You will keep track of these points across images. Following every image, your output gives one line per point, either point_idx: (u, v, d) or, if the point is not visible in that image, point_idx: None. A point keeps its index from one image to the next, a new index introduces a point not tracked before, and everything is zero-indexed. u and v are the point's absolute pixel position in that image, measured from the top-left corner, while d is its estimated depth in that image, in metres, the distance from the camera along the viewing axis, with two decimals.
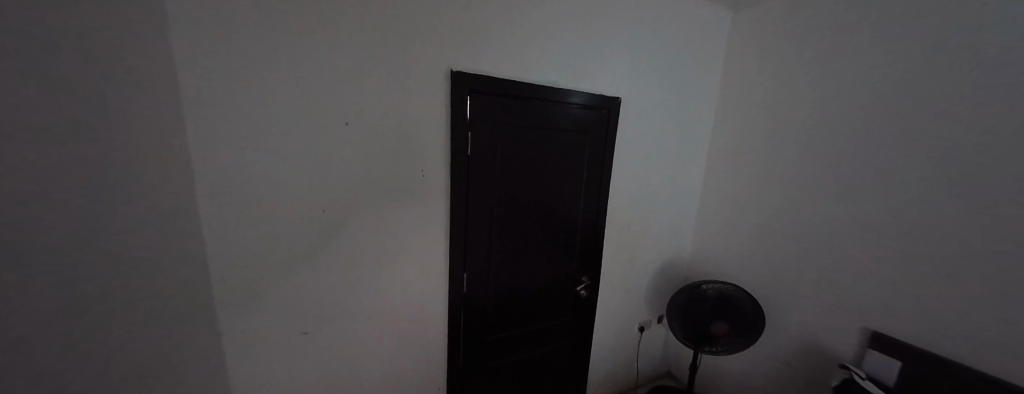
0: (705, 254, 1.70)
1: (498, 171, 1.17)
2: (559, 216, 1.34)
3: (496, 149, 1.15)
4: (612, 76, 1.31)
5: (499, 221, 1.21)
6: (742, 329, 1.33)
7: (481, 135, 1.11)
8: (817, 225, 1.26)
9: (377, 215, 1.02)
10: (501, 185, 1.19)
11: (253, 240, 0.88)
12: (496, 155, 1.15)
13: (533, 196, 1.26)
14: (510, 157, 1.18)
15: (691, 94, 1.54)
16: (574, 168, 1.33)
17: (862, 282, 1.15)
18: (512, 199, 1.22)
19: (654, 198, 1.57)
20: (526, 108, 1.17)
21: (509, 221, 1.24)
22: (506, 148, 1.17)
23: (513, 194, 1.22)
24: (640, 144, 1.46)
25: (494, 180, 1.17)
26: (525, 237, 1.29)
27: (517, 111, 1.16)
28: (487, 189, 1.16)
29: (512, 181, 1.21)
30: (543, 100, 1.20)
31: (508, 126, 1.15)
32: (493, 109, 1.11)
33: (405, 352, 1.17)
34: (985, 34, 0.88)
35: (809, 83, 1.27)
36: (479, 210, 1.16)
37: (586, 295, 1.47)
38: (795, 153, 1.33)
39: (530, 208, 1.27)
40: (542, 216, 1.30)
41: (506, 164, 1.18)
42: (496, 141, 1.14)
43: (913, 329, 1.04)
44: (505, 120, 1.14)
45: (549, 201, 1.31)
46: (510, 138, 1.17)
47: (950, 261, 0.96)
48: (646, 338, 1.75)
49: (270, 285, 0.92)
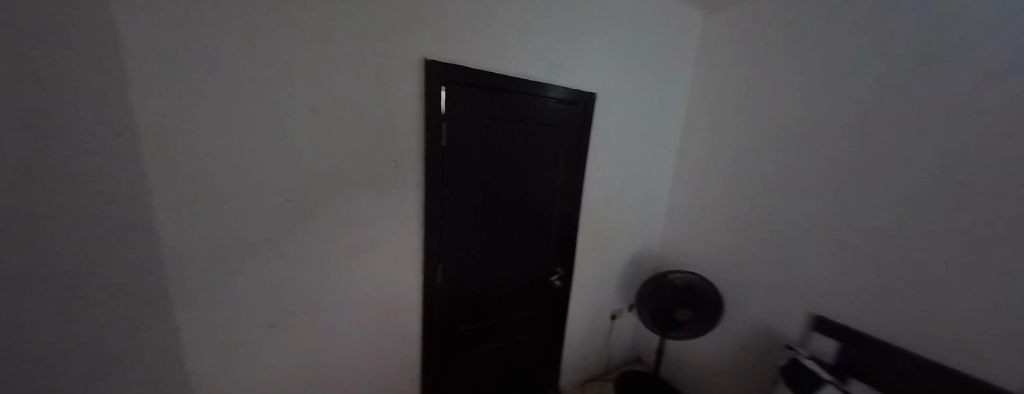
0: (673, 246, 1.79)
1: (475, 163, 1.17)
2: (534, 208, 1.37)
3: (473, 141, 1.15)
4: (591, 74, 1.34)
5: (476, 212, 1.22)
6: (703, 315, 1.42)
7: (458, 127, 1.10)
8: (774, 216, 1.39)
9: (349, 205, 1.00)
10: (477, 177, 1.19)
11: (216, 230, 0.84)
12: (473, 146, 1.15)
13: (509, 189, 1.28)
14: (487, 150, 1.19)
15: (664, 93, 1.60)
16: (550, 162, 1.35)
17: (811, 269, 1.27)
18: (488, 192, 1.23)
19: (627, 192, 1.64)
20: (504, 100, 1.18)
21: (486, 213, 1.25)
22: (483, 139, 1.17)
23: (490, 186, 1.23)
24: (614, 140, 1.50)
25: (471, 171, 1.17)
26: (501, 229, 1.31)
27: (493, 103, 1.16)
28: (463, 181, 1.16)
29: (488, 173, 1.21)
30: (521, 93, 1.21)
31: (486, 118, 1.16)
32: (470, 100, 1.11)
33: (380, 343, 1.17)
34: (930, 47, 0.99)
35: (771, 85, 1.38)
36: (455, 202, 1.17)
37: (561, 285, 1.52)
38: (758, 152, 1.42)
39: (507, 200, 1.29)
40: (518, 208, 1.32)
41: (483, 156, 1.19)
42: (473, 132, 1.14)
43: (851, 313, 1.17)
44: (482, 112, 1.14)
45: (525, 194, 1.33)
46: (487, 130, 1.17)
47: (894, 251, 1.07)
48: (617, 326, 1.83)
49: (234, 279, 0.89)
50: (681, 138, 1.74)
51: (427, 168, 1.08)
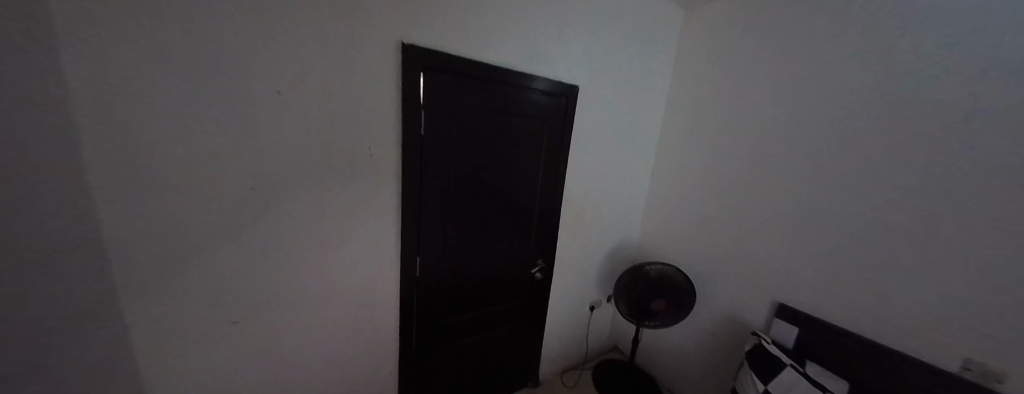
0: (650, 238, 1.84)
1: (455, 153, 1.14)
2: (515, 201, 1.36)
3: (453, 130, 1.12)
4: (585, 69, 1.38)
5: (455, 204, 1.20)
6: (677, 304, 1.47)
7: (437, 115, 1.07)
8: (744, 207, 1.47)
9: (320, 195, 0.95)
10: (457, 168, 1.16)
11: (174, 219, 0.77)
12: (453, 136, 1.12)
13: (489, 180, 1.26)
14: (467, 140, 1.16)
15: (644, 89, 1.63)
16: (531, 153, 1.35)
17: (775, 258, 1.36)
18: (468, 183, 1.21)
19: (609, 185, 1.67)
20: (486, 89, 1.15)
21: (466, 205, 1.23)
22: (463, 129, 1.14)
23: (470, 177, 1.21)
24: (596, 133, 1.52)
25: (450, 161, 1.14)
26: (481, 221, 1.29)
27: (474, 92, 1.13)
28: (442, 171, 1.13)
29: (468, 164, 1.19)
30: (503, 83, 1.19)
31: (468, 108, 1.13)
32: (450, 88, 1.07)
33: (354, 337, 1.14)
34: (885, 54, 1.10)
35: (745, 82, 1.46)
36: (434, 193, 1.14)
37: (541, 278, 1.52)
38: (734, 148, 1.51)
39: (487, 192, 1.27)
40: (498, 200, 1.31)
41: (463, 146, 1.16)
42: (453, 122, 1.11)
43: (809, 300, 1.25)
44: (463, 100, 1.11)
45: (506, 186, 1.31)
46: (467, 119, 1.14)
47: (856, 242, 1.16)
48: (596, 316, 1.87)
49: (190, 273, 0.82)
50: (661, 133, 1.79)
51: (404, 157, 1.04)
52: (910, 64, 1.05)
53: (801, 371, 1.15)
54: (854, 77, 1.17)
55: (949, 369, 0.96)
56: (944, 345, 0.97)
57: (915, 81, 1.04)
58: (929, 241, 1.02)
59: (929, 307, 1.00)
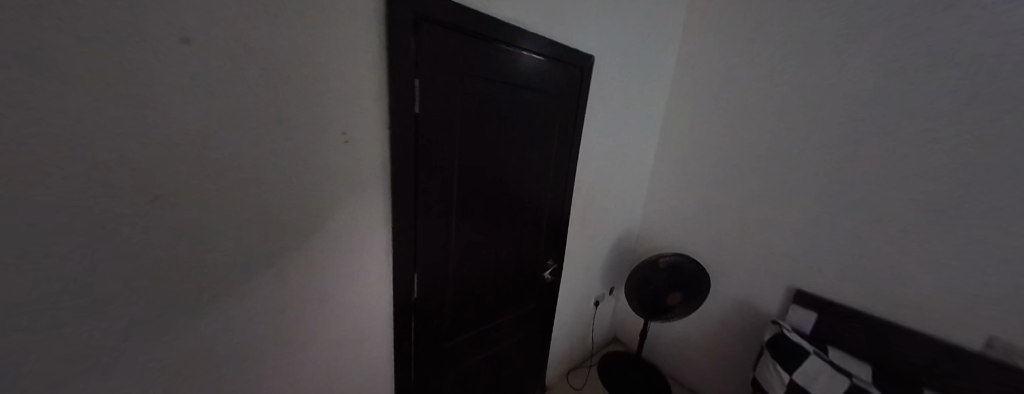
0: (653, 226, 1.74)
1: (458, 140, 0.89)
2: (525, 195, 1.15)
3: (456, 109, 0.86)
4: (592, 34, 1.16)
5: (458, 204, 0.96)
6: (690, 296, 1.39)
7: (437, 89, 0.80)
8: (758, 194, 1.36)
9: (275, 203, 0.65)
10: (460, 159, 0.91)
11: (14, 257, 0.46)
12: (456, 118, 0.87)
13: (497, 172, 1.03)
14: (473, 122, 0.91)
15: (649, 62, 1.45)
16: (543, 138, 1.13)
17: (789, 246, 1.29)
18: (473, 177, 0.97)
19: (612, 172, 1.51)
20: (493, 56, 0.90)
21: (471, 204, 0.99)
22: (467, 108, 0.88)
23: (476, 170, 0.96)
24: (603, 114, 1.33)
25: (453, 151, 0.89)
26: (487, 222, 1.07)
27: (480, 57, 0.87)
28: (444, 164, 0.87)
29: (474, 153, 0.94)
30: (512, 48, 0.94)
31: (472, 80, 0.88)
32: (451, 52, 0.81)
33: (335, 383, 0.88)
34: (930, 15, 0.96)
35: (761, 54, 1.30)
36: (433, 192, 0.88)
37: (551, 280, 1.36)
38: (743, 129, 1.38)
39: (495, 186, 1.04)
40: (507, 196, 1.09)
41: (467, 130, 0.90)
42: (455, 98, 0.85)
43: (827, 286, 1.22)
44: (467, 69, 0.85)
45: (515, 177, 1.09)
46: (472, 95, 0.89)
47: (874, 229, 1.10)
48: (600, 312, 1.77)
49: (59, 339, 0.52)
50: (665, 114, 1.64)
51: (395, 146, 0.77)
52: (938, 33, 0.95)
53: (825, 359, 1.13)
54: (874, 48, 1.05)
55: (975, 348, 0.97)
56: (971, 326, 0.97)
57: (960, 47, 0.92)
58: (956, 223, 0.96)
59: (956, 292, 0.98)
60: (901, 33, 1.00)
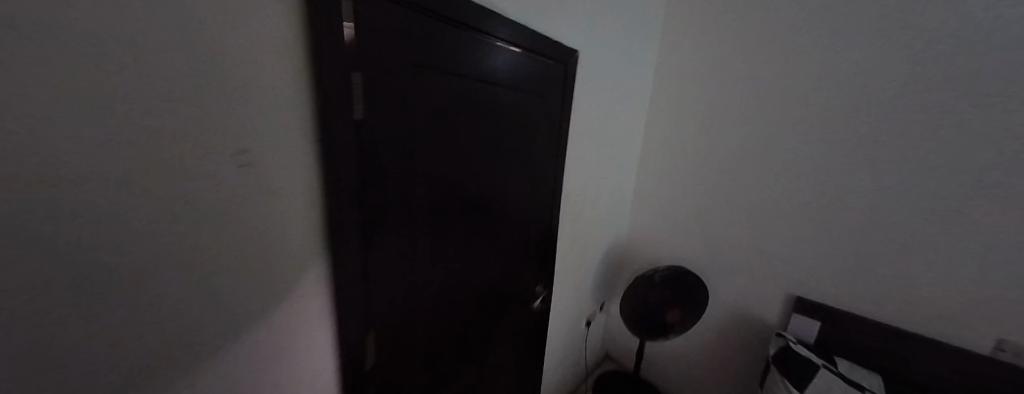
0: (640, 234, 1.64)
1: (428, 155, 0.68)
2: (508, 215, 0.96)
3: (423, 116, 0.65)
4: (576, 26, 1.02)
5: (431, 238, 0.74)
6: (691, 311, 1.29)
7: (396, 87, 0.58)
8: (752, 197, 1.28)
9: (111, 296, 0.36)
10: (432, 179, 0.70)
11: None
12: (424, 127, 0.65)
13: (477, 192, 0.84)
14: (445, 132, 0.71)
15: (632, 59, 1.33)
16: (526, 147, 0.96)
17: (789, 252, 1.22)
18: (449, 201, 0.76)
19: (597, 181, 1.36)
20: (467, 48, 0.72)
21: (448, 235, 0.78)
22: (437, 115, 0.68)
23: (451, 191, 0.76)
24: (588, 117, 1.20)
25: (422, 170, 0.67)
26: (468, 254, 0.86)
27: (447, 47, 0.67)
28: (411, 188, 0.65)
29: (448, 171, 0.74)
30: (489, 40, 0.77)
31: (445, 77, 0.68)
32: (416, 38, 0.60)
33: None
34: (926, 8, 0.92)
35: (749, 47, 1.22)
36: (399, 228, 0.65)
37: (541, 308, 1.19)
38: (733, 129, 1.30)
39: (474, 210, 0.85)
40: (489, 219, 0.90)
41: (439, 143, 0.70)
42: (422, 101, 0.64)
43: (829, 293, 1.15)
44: (435, 63, 0.65)
45: (497, 196, 0.91)
46: (444, 98, 0.69)
47: (877, 231, 1.04)
48: (590, 331, 1.62)
49: None
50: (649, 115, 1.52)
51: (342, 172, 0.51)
52: (936, 25, 0.91)
53: (835, 371, 1.05)
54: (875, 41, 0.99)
55: (985, 352, 0.94)
56: (983, 330, 0.93)
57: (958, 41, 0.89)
58: (965, 224, 0.93)
59: (966, 296, 0.94)
60: (899, 25, 0.95)
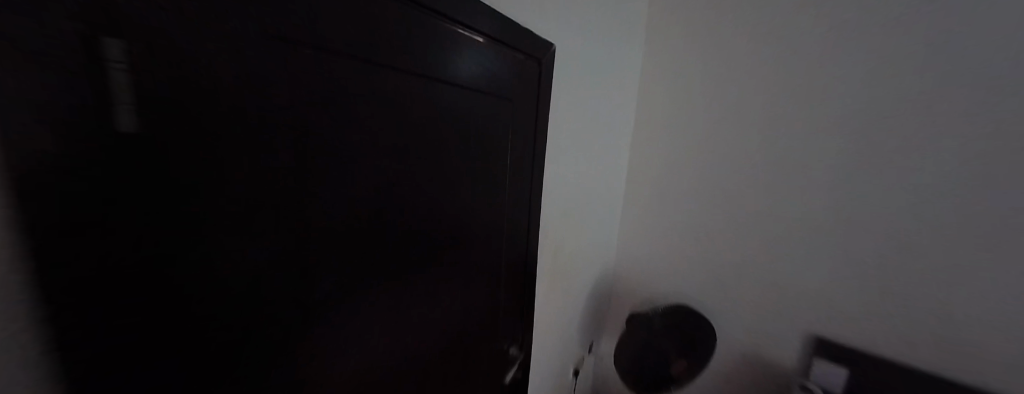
0: (631, 264, 1.46)
1: (345, 185, 0.38)
2: (480, 269, 0.72)
3: (338, 116, 0.36)
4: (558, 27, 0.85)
5: (352, 328, 0.42)
6: (697, 361, 1.04)
7: (276, 54, 0.29)
8: (763, 223, 1.18)
9: None
10: (356, 226, 0.40)
11: None
12: (339, 136, 0.36)
13: (437, 238, 0.56)
14: (383, 149, 0.42)
15: (616, 76, 1.23)
16: (500, 176, 0.72)
17: (810, 283, 1.12)
18: (389, 260, 0.46)
19: (584, 209, 1.17)
20: (433, 30, 0.48)
21: (385, 315, 0.47)
22: (366, 117, 0.39)
23: (393, 244, 0.46)
24: (569, 134, 1.01)
25: (331, 213, 0.37)
26: (420, 335, 0.56)
27: (377, 31, 0.39)
28: (305, 244, 0.34)
29: (387, 212, 0.44)
30: (453, 24, 0.52)
31: (391, 65, 0.42)
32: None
33: None
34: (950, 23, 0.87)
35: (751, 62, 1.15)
36: (272, 322, 0.33)
37: (517, 377, 0.94)
38: (735, 149, 1.21)
39: (434, 266, 0.56)
40: (453, 275, 0.62)
41: (369, 164, 0.41)
42: (333, 108, 0.35)
43: (859, 335, 1.06)
44: (376, 39, 0.39)
45: (466, 243, 0.65)
46: (385, 94, 0.41)
47: (903, 259, 0.98)
48: (580, 382, 1.38)
49: None
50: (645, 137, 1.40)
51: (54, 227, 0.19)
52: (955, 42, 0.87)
53: None
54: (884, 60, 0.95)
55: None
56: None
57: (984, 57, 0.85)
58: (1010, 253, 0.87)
59: (1007, 327, 0.89)
60: (912, 46, 0.92)
